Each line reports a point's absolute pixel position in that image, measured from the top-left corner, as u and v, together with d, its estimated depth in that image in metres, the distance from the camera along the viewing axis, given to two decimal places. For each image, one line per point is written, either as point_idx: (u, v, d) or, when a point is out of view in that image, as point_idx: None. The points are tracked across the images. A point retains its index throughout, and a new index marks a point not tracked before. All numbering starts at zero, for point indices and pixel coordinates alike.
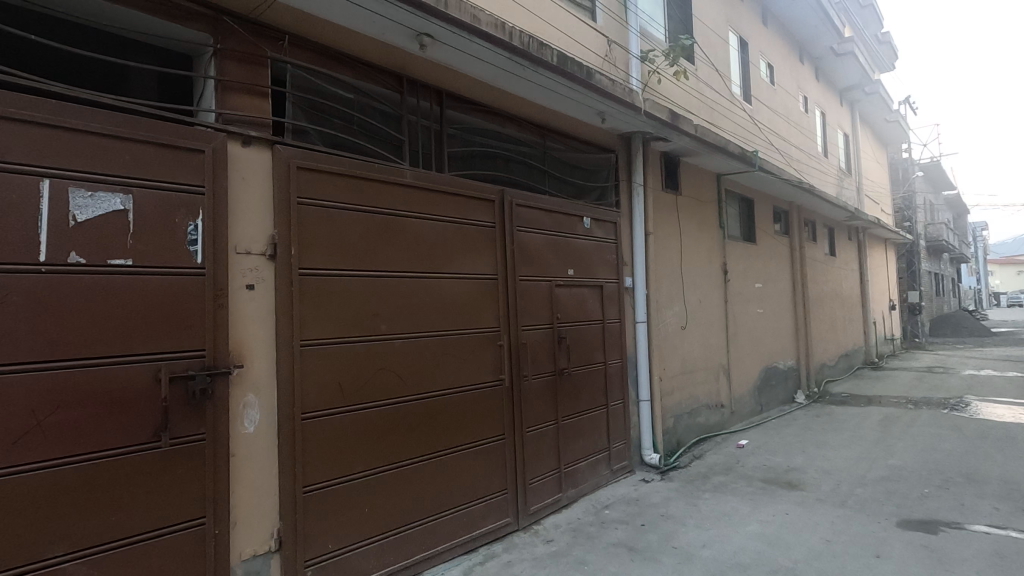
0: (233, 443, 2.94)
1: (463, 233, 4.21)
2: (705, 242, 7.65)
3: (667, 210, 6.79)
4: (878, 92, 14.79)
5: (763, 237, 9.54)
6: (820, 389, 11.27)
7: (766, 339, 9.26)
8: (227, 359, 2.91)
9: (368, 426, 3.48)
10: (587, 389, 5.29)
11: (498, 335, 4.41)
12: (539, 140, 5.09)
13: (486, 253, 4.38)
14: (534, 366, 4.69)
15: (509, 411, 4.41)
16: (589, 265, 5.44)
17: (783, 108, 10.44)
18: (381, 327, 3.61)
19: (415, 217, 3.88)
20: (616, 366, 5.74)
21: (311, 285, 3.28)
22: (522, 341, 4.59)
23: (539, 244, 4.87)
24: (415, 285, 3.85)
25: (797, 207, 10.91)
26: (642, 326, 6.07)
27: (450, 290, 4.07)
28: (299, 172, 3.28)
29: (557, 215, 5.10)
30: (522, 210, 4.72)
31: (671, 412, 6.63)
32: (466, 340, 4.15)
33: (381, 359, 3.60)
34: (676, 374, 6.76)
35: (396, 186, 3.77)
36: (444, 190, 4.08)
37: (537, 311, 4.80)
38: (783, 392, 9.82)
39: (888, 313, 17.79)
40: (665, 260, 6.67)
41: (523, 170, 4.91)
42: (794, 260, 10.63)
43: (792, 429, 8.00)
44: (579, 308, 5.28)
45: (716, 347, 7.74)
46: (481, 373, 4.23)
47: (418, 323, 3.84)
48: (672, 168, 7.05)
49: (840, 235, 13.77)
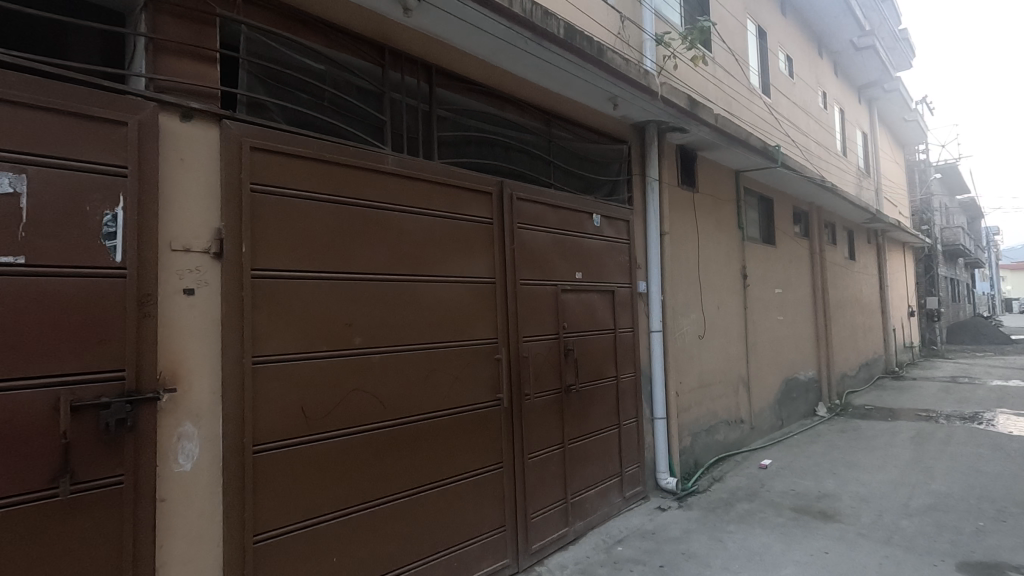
0: (161, 483, 2.38)
1: (455, 230, 3.65)
2: (723, 244, 7.07)
3: (684, 208, 6.22)
4: (898, 90, 14.20)
5: (783, 239, 8.94)
6: (843, 401, 10.61)
7: (786, 349, 8.65)
8: (154, 382, 2.36)
9: (337, 458, 2.92)
10: (598, 407, 4.71)
11: (496, 347, 3.84)
12: (544, 127, 4.53)
13: (482, 253, 3.82)
14: (537, 383, 4.11)
15: (508, 435, 3.84)
16: (600, 267, 4.87)
17: (803, 103, 9.87)
18: (355, 340, 3.05)
19: (398, 211, 3.32)
20: (629, 380, 5.16)
21: (268, 290, 2.73)
22: (524, 355, 4.01)
23: (544, 244, 4.30)
24: (397, 290, 3.28)
25: (817, 208, 10.30)
26: (657, 337, 5.50)
27: (439, 296, 3.51)
28: (254, 154, 2.73)
29: (563, 211, 4.53)
30: (525, 205, 4.16)
31: (688, 430, 6.03)
32: (458, 355, 3.58)
33: (355, 378, 3.04)
34: (693, 388, 6.16)
35: (375, 175, 3.22)
36: (433, 180, 3.53)
37: (541, 320, 4.23)
38: (805, 405, 9.19)
39: (907, 320, 17.11)
40: (682, 264, 6.09)
41: (526, 161, 4.35)
42: (814, 264, 10.02)
43: (817, 447, 7.38)
44: (589, 316, 4.71)
45: (735, 358, 7.15)
46: (476, 393, 3.65)
47: (400, 336, 3.27)
48: (689, 163, 6.49)
49: (860, 238, 13.14)
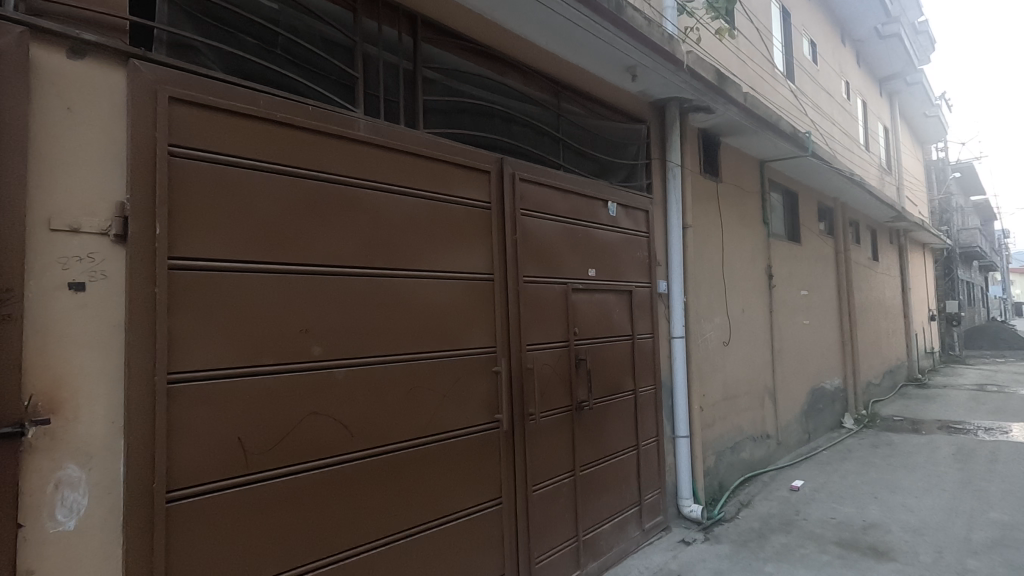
0: (28, 548, 1.74)
1: (444, 214, 3.00)
2: (748, 240, 6.40)
3: (707, 199, 5.56)
4: (921, 83, 13.50)
5: (809, 237, 8.26)
6: (869, 411, 9.90)
7: (812, 356, 7.97)
8: (16, 410, 1.72)
9: (287, 503, 2.26)
10: (614, 426, 4.04)
11: (495, 358, 3.18)
12: (552, 99, 3.88)
13: (478, 243, 3.17)
14: (544, 400, 3.44)
15: (508, 464, 3.18)
16: (616, 263, 4.21)
17: (828, 92, 9.18)
18: (313, 351, 2.40)
19: (372, 189, 2.67)
20: (649, 393, 4.50)
21: (192, 285, 2.08)
22: (528, 367, 3.34)
23: (551, 234, 3.64)
24: (370, 286, 2.63)
25: (842, 204, 9.62)
26: (679, 344, 4.83)
27: (424, 296, 2.85)
28: (175, 107, 2.07)
29: (574, 197, 3.87)
30: (529, 187, 3.50)
31: (712, 448, 5.36)
32: (447, 367, 2.92)
33: (314, 400, 2.39)
34: (717, 401, 5.49)
35: (341, 142, 2.56)
36: (416, 152, 2.87)
37: (549, 325, 3.56)
38: (831, 416, 8.50)
39: (927, 324, 16.38)
40: (706, 261, 5.42)
41: (531, 137, 3.70)
42: (839, 264, 9.32)
43: (850, 465, 6.69)
44: (603, 319, 4.04)
45: (761, 366, 6.47)
46: (470, 413, 3.00)
47: (374, 345, 2.62)
48: (712, 149, 5.83)
49: (883, 238, 12.44)
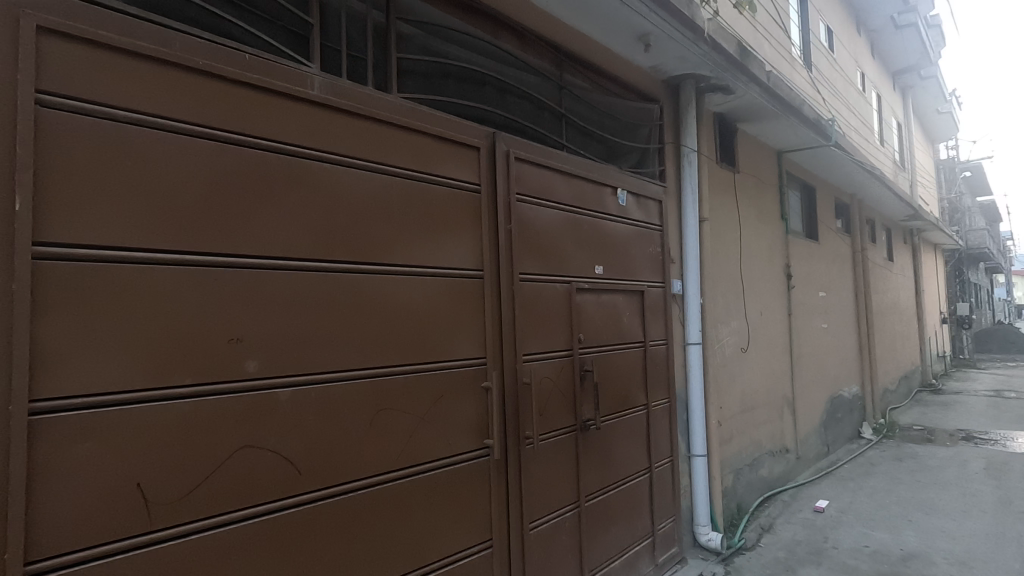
0: None
1: (421, 197, 2.46)
2: (766, 237, 5.87)
3: (724, 191, 5.03)
4: (936, 76, 12.96)
5: (826, 235, 7.73)
6: (887, 420, 9.37)
7: (831, 361, 7.44)
8: None
9: (207, 565, 1.73)
10: (624, 447, 3.51)
11: (484, 372, 2.64)
12: (553, 68, 3.34)
13: (463, 233, 2.63)
14: (544, 421, 2.90)
15: (500, 498, 2.65)
16: (626, 260, 3.67)
17: (845, 81, 8.65)
18: (247, 367, 1.87)
19: (327, 162, 2.14)
20: (663, 408, 3.97)
21: (72, 281, 1.55)
22: (525, 382, 2.80)
23: (552, 225, 3.11)
24: (324, 283, 2.09)
25: (858, 201, 9.09)
26: (695, 352, 4.30)
27: (394, 296, 2.31)
28: (50, 42, 1.55)
29: (579, 182, 3.34)
30: (526, 169, 2.97)
31: (730, 466, 4.83)
32: (423, 383, 2.39)
33: (246, 430, 1.85)
34: (735, 414, 4.96)
35: (286, 102, 2.03)
36: (386, 119, 2.34)
37: (550, 332, 3.03)
38: (849, 427, 7.97)
39: (938, 327, 15.84)
40: (723, 259, 4.89)
41: (528, 112, 3.17)
42: (856, 264, 8.80)
43: (875, 482, 6.16)
44: (612, 323, 3.50)
45: (779, 374, 5.94)
46: (452, 439, 2.46)
47: (330, 358, 2.08)
48: (728, 136, 5.30)
49: (897, 238, 11.91)
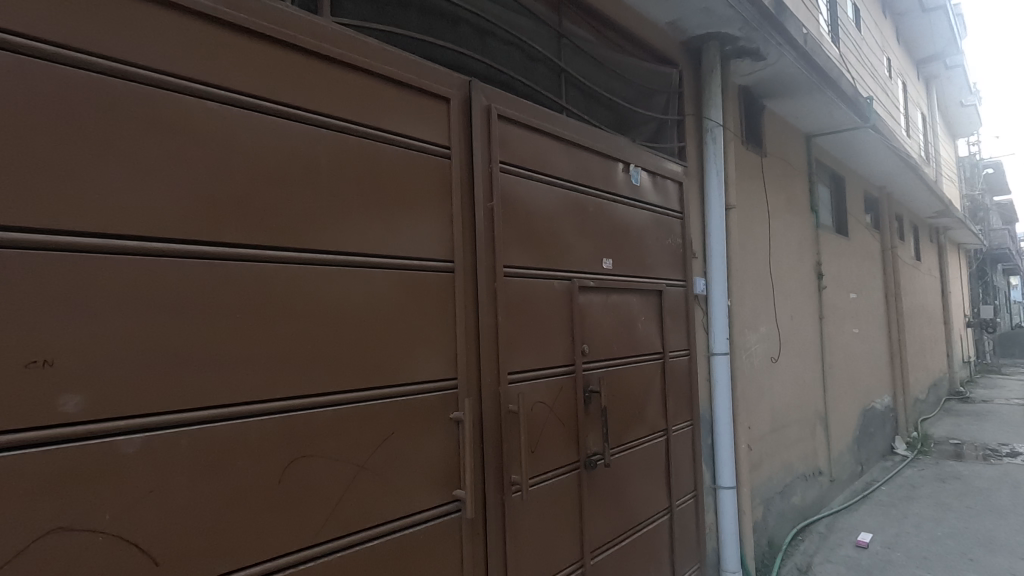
0: None
1: (367, 159, 1.79)
2: (796, 230, 5.17)
3: (751, 176, 4.34)
4: (962, 65, 12.21)
5: (856, 230, 7.02)
6: (921, 433, 8.60)
7: (863, 370, 6.72)
8: None
9: None
10: (640, 485, 2.83)
11: (456, 399, 1.96)
12: (551, 12, 2.67)
13: (427, 212, 1.96)
14: (536, 460, 2.22)
15: (477, 567, 1.97)
16: (641, 253, 3.00)
17: (874, 63, 7.93)
18: (68, 406, 1.21)
19: (218, 103, 1.47)
20: (685, 433, 3.28)
21: None
22: (511, 411, 2.12)
23: (548, 206, 2.44)
24: (208, 278, 1.43)
25: (887, 195, 8.36)
26: (722, 363, 3.61)
27: (322, 296, 1.64)
28: None
29: (581, 153, 2.66)
30: (513, 132, 2.29)
31: (761, 497, 4.13)
32: (365, 419, 1.71)
33: (63, 504, 1.18)
34: (765, 434, 4.26)
35: (145, 6, 1.37)
36: (312, 49, 1.67)
37: (547, 343, 2.35)
38: (882, 442, 7.23)
39: (963, 331, 15.02)
40: (751, 255, 4.20)
41: (517, 64, 2.50)
42: (887, 263, 8.07)
43: (920, 509, 5.43)
44: (623, 331, 2.82)
45: (812, 387, 5.24)
46: (407, 494, 1.79)
47: (215, 388, 1.42)
48: (754, 114, 4.61)
49: (924, 236, 11.14)
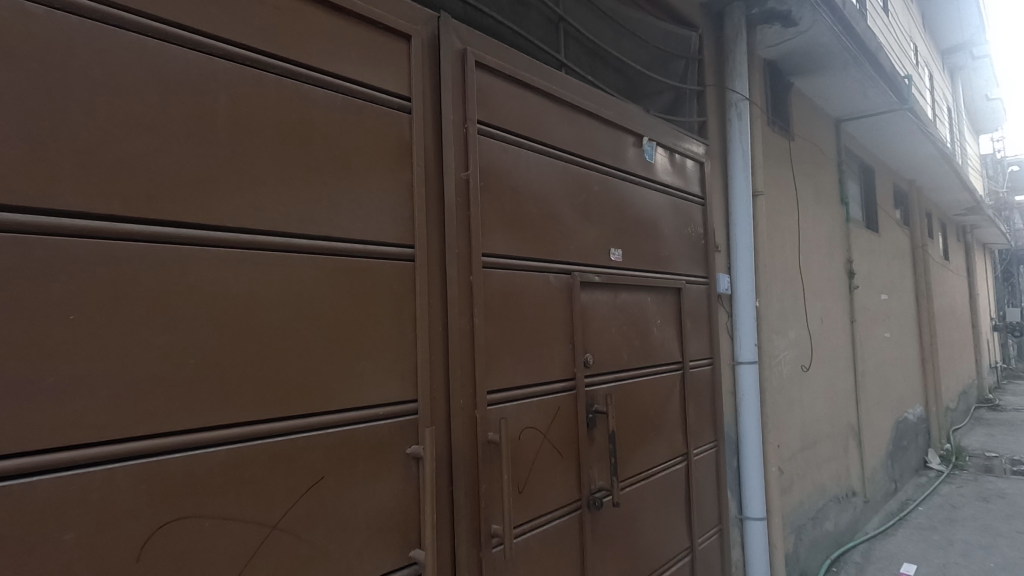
0: None
1: (291, 107, 1.33)
2: (826, 223, 4.66)
3: (779, 161, 3.85)
4: (989, 55, 11.58)
5: (887, 225, 6.47)
6: (955, 444, 7.99)
7: (895, 378, 6.17)
8: None
9: None
10: (656, 523, 2.34)
11: (415, 427, 1.49)
12: None
13: (378, 181, 1.48)
14: (524, 502, 1.74)
15: None
16: (656, 243, 2.52)
17: (903, 48, 7.38)
18: None
19: (52, 8, 1.02)
20: (708, 457, 2.79)
21: None
22: (492, 441, 1.65)
23: (543, 181, 1.96)
24: (28, 260, 0.97)
25: (917, 189, 7.80)
26: (749, 373, 3.11)
27: (218, 291, 1.17)
28: None
29: (583, 119, 2.19)
30: (496, 87, 1.83)
31: (792, 525, 3.62)
32: (281, 460, 1.23)
33: None
34: (796, 454, 3.75)
35: None
36: None
37: (540, 353, 1.87)
38: (915, 456, 6.67)
39: (990, 336, 14.30)
40: (779, 249, 3.70)
41: (503, 7, 2.03)
42: (917, 263, 7.50)
43: (965, 533, 4.86)
44: (636, 336, 2.34)
45: (844, 397, 4.71)
46: (341, 559, 1.31)
47: (34, 425, 0.95)
48: (781, 93, 4.12)
49: (951, 235, 10.53)
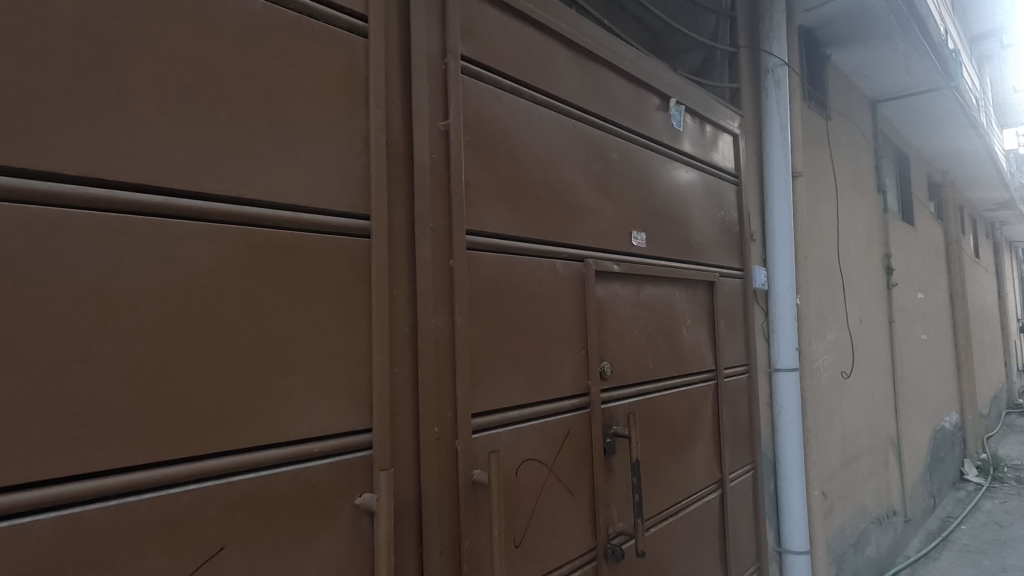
0: None
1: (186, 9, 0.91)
2: (863, 212, 4.20)
3: (817, 140, 3.41)
4: (1020, 45, 11.00)
5: (922, 219, 5.99)
6: (991, 454, 7.46)
7: (932, 384, 5.69)
8: None
9: None
10: (686, 568, 1.91)
11: (369, 466, 1.08)
12: None
13: (320, 125, 1.07)
14: (521, 559, 1.32)
15: None
16: (685, 227, 2.09)
17: None
18: None
19: None
20: (744, 482, 2.35)
21: None
22: (478, 481, 1.23)
23: (547, 142, 1.54)
24: None
25: (950, 181, 7.30)
26: (789, 382, 2.67)
27: (51, 272, 0.76)
28: None
29: (598, 70, 1.77)
30: (488, 18, 1.41)
31: (833, 554, 3.16)
32: (155, 527, 0.82)
33: None
34: (836, 472, 3.30)
35: None
36: None
37: (544, 361, 1.46)
38: (952, 468, 6.17)
39: (1018, 339, 13.64)
40: (818, 240, 3.26)
41: None
42: (951, 260, 7.00)
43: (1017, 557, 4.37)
44: (663, 339, 1.91)
45: (884, 406, 4.25)
46: None
47: None
48: (817, 66, 3.67)
49: (981, 232, 9.97)
